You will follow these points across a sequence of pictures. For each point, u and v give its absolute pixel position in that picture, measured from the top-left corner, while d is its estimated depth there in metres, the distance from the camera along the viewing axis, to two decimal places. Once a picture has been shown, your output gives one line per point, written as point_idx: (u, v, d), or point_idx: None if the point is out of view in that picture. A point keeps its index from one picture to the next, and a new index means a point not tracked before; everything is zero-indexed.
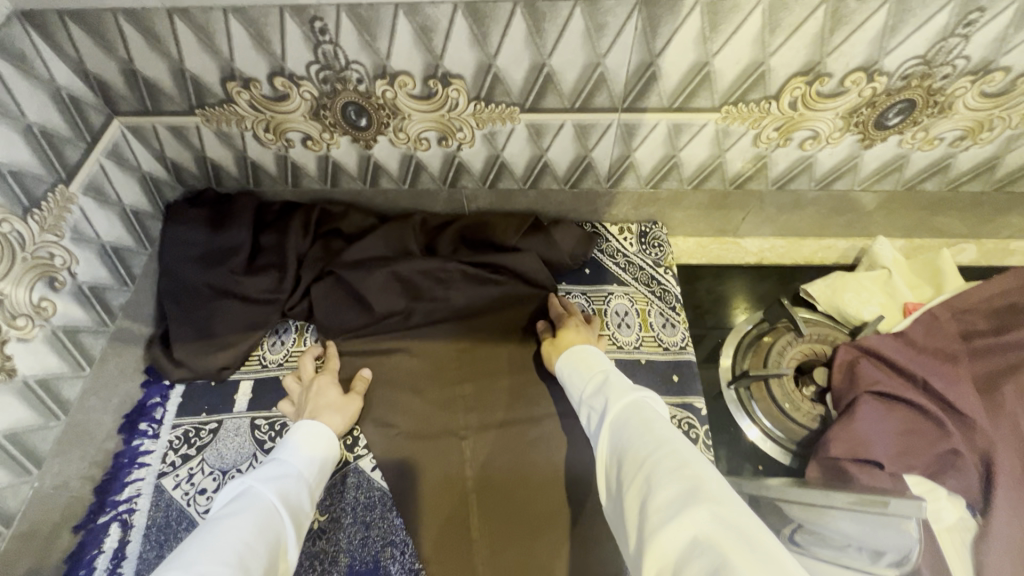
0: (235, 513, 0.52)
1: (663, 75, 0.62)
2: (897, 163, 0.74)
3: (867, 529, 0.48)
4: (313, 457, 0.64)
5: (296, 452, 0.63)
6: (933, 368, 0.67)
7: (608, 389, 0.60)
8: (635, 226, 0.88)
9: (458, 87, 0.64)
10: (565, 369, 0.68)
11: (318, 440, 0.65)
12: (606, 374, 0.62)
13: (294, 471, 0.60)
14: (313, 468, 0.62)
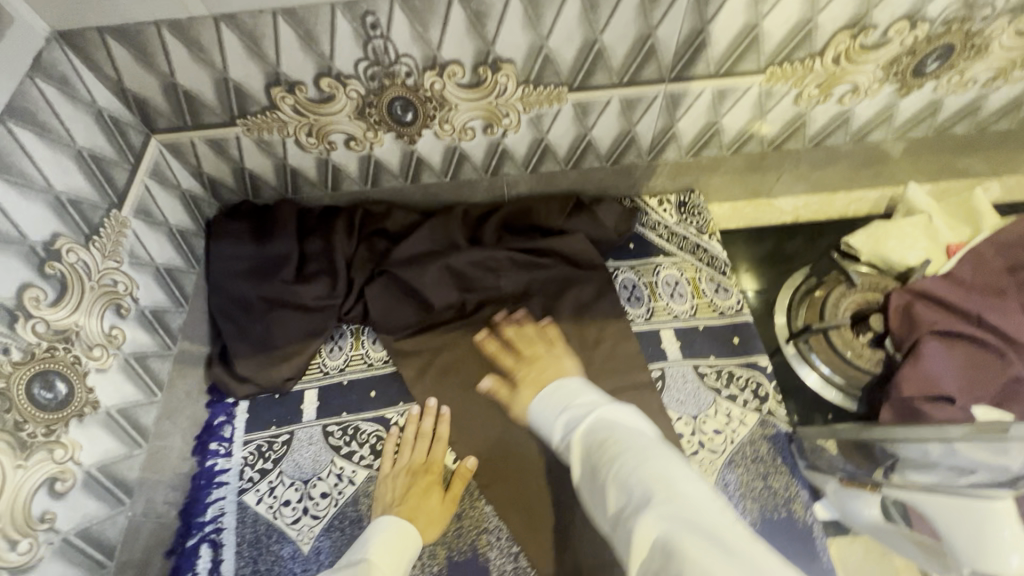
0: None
1: (713, 42, 0.62)
2: (931, 109, 0.76)
3: (969, 455, 0.50)
4: (390, 546, 0.60)
5: (373, 547, 0.59)
6: (986, 305, 0.70)
7: (576, 401, 0.54)
8: (673, 197, 0.90)
9: (508, 72, 0.64)
10: (540, 404, 0.56)
11: (396, 526, 0.62)
12: (559, 382, 0.57)
13: (372, 563, 0.57)
14: (393, 561, 0.59)
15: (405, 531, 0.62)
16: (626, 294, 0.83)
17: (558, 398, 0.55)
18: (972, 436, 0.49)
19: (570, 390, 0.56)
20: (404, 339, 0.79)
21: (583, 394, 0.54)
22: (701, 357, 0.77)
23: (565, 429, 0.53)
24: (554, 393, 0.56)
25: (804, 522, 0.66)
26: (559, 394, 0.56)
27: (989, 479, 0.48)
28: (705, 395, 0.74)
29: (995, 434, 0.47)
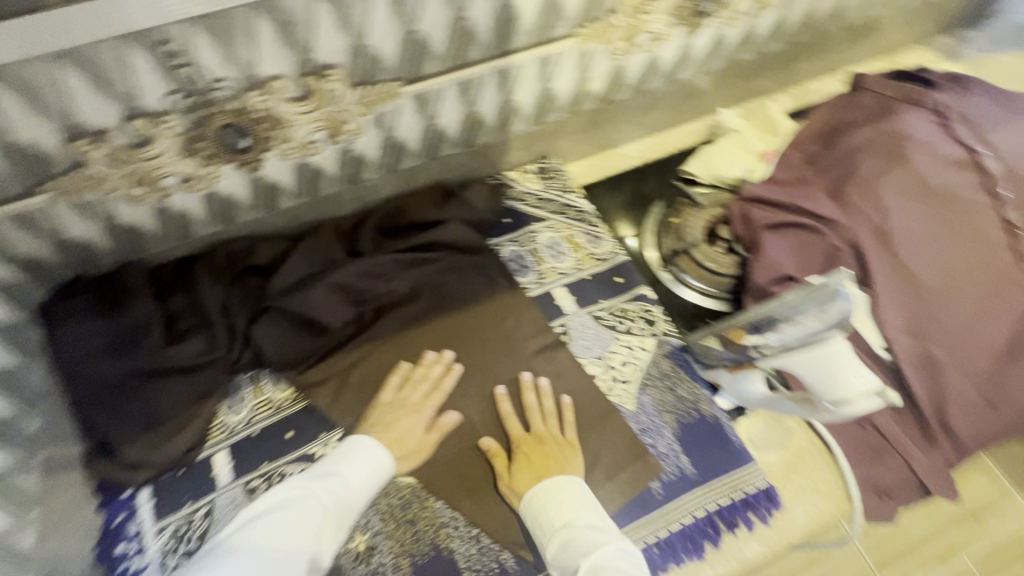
0: (281, 517, 0.60)
1: (521, 14, 0.67)
2: (717, 42, 0.88)
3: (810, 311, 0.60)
4: (363, 467, 0.67)
5: (348, 463, 0.67)
6: (801, 194, 0.83)
7: (575, 521, 0.63)
8: (531, 165, 0.95)
9: (336, 77, 0.64)
10: (533, 499, 0.66)
11: (372, 447, 0.69)
12: (573, 500, 0.65)
13: (341, 479, 0.65)
14: (364, 480, 0.66)
15: (376, 458, 0.68)
16: (514, 265, 0.87)
17: (542, 500, 0.65)
18: (810, 296, 0.59)
19: (559, 488, 0.66)
20: (308, 369, 0.76)
21: (569, 500, 0.65)
22: (593, 302, 0.83)
23: (564, 549, 0.61)
24: (539, 496, 0.66)
25: (713, 417, 0.75)
26: (552, 498, 0.65)
27: (816, 328, 0.59)
28: (605, 334, 0.81)
29: (818, 295, 0.58)
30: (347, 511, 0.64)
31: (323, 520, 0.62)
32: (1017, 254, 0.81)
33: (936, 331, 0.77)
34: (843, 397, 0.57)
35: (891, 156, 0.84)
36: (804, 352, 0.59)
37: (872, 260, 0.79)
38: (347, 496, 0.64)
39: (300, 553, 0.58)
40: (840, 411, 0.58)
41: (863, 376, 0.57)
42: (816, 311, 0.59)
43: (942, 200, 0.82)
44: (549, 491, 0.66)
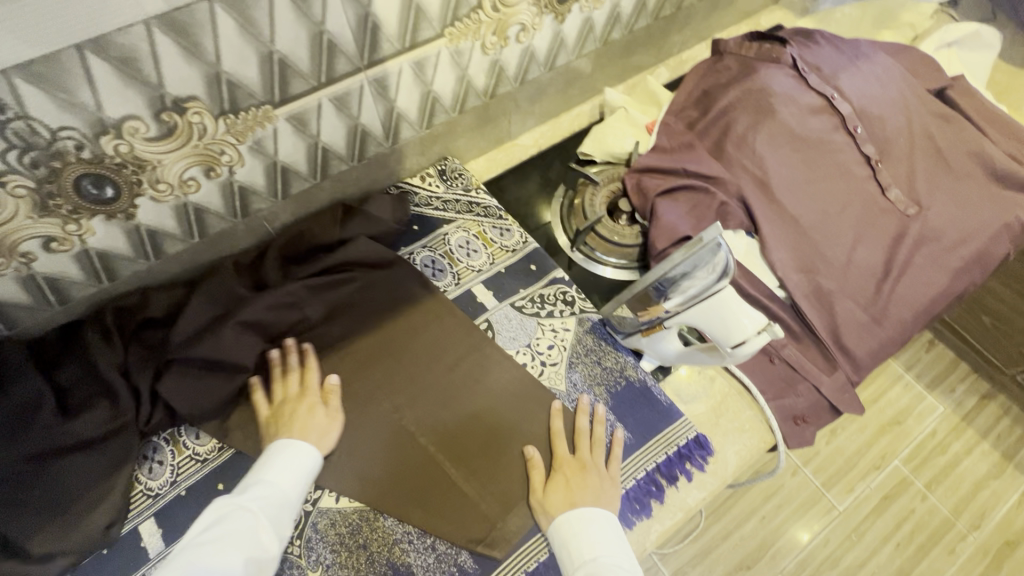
0: (216, 532, 0.61)
1: (384, 22, 0.66)
2: (587, 25, 0.91)
3: (696, 263, 0.65)
4: (289, 469, 0.67)
5: (274, 469, 0.67)
6: (686, 157, 0.88)
7: (603, 553, 0.63)
8: (431, 169, 0.94)
9: (198, 109, 0.61)
10: (563, 522, 0.66)
11: (294, 448, 0.68)
12: (605, 532, 0.65)
13: (268, 483, 0.65)
14: (291, 481, 0.66)
15: (302, 462, 0.68)
16: (429, 271, 0.86)
17: (575, 529, 0.65)
18: (691, 251, 0.65)
19: (593, 517, 0.66)
20: (229, 413, 0.74)
21: (604, 534, 0.65)
22: (513, 293, 0.85)
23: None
24: (572, 519, 0.66)
25: (640, 381, 0.79)
26: (584, 526, 0.65)
27: (710, 280, 0.63)
28: (528, 322, 0.83)
29: (704, 249, 0.64)
30: (283, 510, 0.65)
31: (256, 526, 0.62)
32: (878, 183, 0.90)
33: (822, 264, 0.84)
34: (740, 339, 0.62)
35: (759, 111, 0.90)
36: (700, 305, 0.63)
37: (757, 209, 0.85)
38: (277, 496, 0.65)
39: (236, 560, 0.59)
40: (740, 353, 0.63)
41: (750, 317, 0.61)
42: (705, 262, 0.64)
43: (808, 145, 0.90)
44: (580, 521, 0.65)
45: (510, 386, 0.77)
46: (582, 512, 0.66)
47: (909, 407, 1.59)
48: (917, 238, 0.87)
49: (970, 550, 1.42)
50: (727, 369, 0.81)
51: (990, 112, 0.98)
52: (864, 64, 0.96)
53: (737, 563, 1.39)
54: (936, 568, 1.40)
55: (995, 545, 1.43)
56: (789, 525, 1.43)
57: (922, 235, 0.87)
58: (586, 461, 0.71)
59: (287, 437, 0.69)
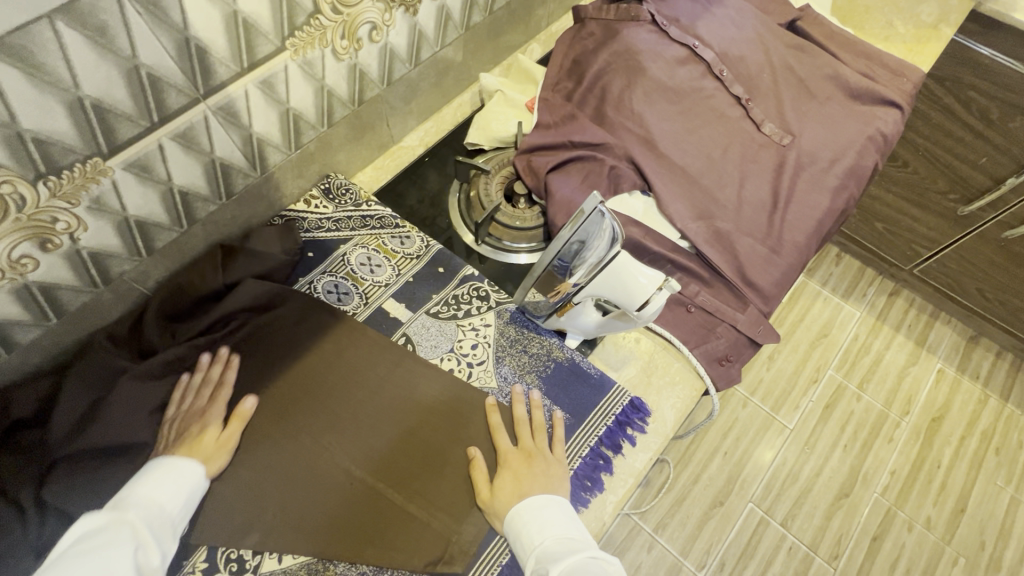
0: (81, 547, 0.53)
1: (210, 44, 0.60)
2: (444, 13, 0.88)
3: (582, 233, 0.65)
4: (168, 484, 0.63)
5: (154, 482, 0.62)
6: (570, 129, 0.88)
7: (549, 541, 0.61)
8: (315, 189, 0.89)
9: (7, 177, 0.53)
10: (513, 517, 0.65)
11: (170, 465, 0.64)
12: (552, 514, 0.64)
13: (145, 496, 0.61)
14: (173, 492, 0.62)
15: (183, 476, 0.64)
16: (334, 296, 0.82)
17: (519, 526, 0.64)
18: (572, 224, 0.65)
19: (535, 508, 0.65)
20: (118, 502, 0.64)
21: (548, 521, 0.63)
22: (426, 301, 0.82)
23: (541, 564, 0.60)
24: (515, 518, 0.64)
25: (568, 360, 0.78)
26: (532, 515, 0.64)
27: (602, 247, 0.64)
28: (448, 327, 0.80)
29: (582, 221, 0.64)
30: (164, 525, 0.60)
31: (139, 536, 0.57)
32: (752, 120, 0.94)
33: (716, 208, 0.86)
34: (644, 302, 0.63)
35: (629, 72, 0.91)
36: (601, 277, 0.64)
37: (647, 167, 0.86)
38: (156, 506, 0.60)
39: (124, 560, 0.53)
40: (647, 316, 0.64)
41: (647, 279, 0.63)
42: (592, 231, 0.65)
43: (681, 97, 0.92)
44: (527, 512, 0.64)
45: (442, 394, 0.75)
46: (521, 507, 0.64)
47: (832, 318, 1.71)
48: (796, 165, 0.91)
49: (906, 433, 1.56)
50: (650, 328, 0.82)
51: (838, 35, 1.04)
52: (718, 9, 0.99)
53: (711, 501, 1.44)
54: (881, 457, 1.52)
55: (925, 423, 1.57)
56: (751, 453, 1.51)
57: (799, 162, 0.92)
58: (529, 453, 0.70)
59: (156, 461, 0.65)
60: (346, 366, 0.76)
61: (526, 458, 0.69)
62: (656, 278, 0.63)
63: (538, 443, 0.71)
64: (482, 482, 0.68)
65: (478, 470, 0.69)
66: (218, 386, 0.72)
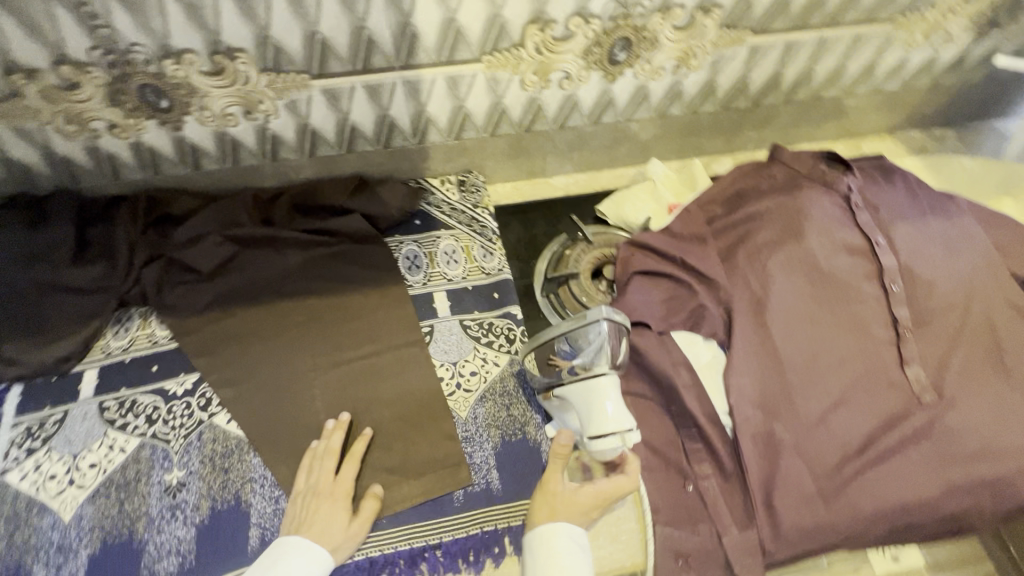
0: None
1: (422, 33, 0.73)
2: (642, 93, 0.91)
3: (588, 336, 0.71)
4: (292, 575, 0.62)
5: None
6: (687, 249, 0.84)
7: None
8: (454, 176, 1.00)
9: (245, 60, 0.72)
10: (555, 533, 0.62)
11: (301, 553, 0.63)
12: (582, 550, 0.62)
13: None
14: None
15: (303, 548, 0.64)
16: (407, 263, 0.92)
17: (550, 545, 0.61)
18: (575, 322, 0.71)
19: (576, 537, 0.62)
20: (177, 315, 0.84)
21: (577, 560, 0.61)
22: (466, 312, 0.87)
23: None
24: (551, 534, 0.62)
25: (535, 441, 0.77)
26: (572, 545, 0.62)
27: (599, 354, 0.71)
28: (466, 343, 0.84)
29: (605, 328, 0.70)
30: None
31: None
32: (898, 353, 0.78)
33: (785, 410, 0.75)
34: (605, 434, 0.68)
35: (784, 231, 0.83)
36: (583, 387, 0.70)
37: (736, 326, 0.78)
38: None
39: None
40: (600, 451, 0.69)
41: (622, 423, 0.69)
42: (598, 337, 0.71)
43: (827, 284, 0.81)
44: (564, 538, 0.62)
45: (418, 389, 0.80)
46: (561, 529, 0.62)
47: None
48: (922, 432, 0.73)
49: None
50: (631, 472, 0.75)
51: None
52: (935, 223, 0.85)
53: None
54: None
55: None
56: None
57: (929, 432, 0.73)
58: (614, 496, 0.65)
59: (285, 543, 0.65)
60: (372, 319, 0.86)
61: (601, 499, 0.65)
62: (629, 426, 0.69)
63: (622, 496, 0.66)
64: (357, 456, 0.73)
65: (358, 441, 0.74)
66: (196, 310, 0.84)
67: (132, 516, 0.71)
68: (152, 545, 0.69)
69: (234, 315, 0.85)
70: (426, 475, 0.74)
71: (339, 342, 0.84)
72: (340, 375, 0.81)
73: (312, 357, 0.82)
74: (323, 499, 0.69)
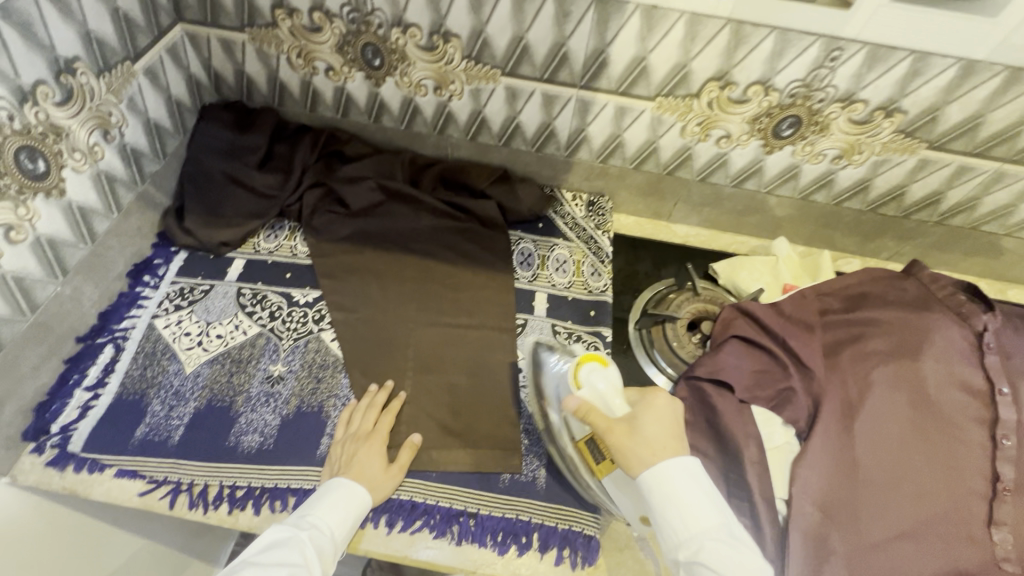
0: (277, 556, 0.63)
1: (612, 62, 0.80)
2: (793, 171, 0.92)
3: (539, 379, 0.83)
4: (340, 505, 0.69)
5: (325, 506, 0.68)
6: (792, 331, 0.84)
7: (691, 513, 0.61)
8: (585, 195, 1.06)
9: (455, 45, 0.83)
10: (663, 473, 0.63)
11: (345, 490, 0.70)
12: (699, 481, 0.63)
13: (318, 515, 0.67)
14: (342, 518, 0.68)
15: (352, 494, 0.70)
16: (520, 259, 0.99)
17: (667, 487, 0.62)
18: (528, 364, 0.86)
19: (683, 469, 0.63)
20: (319, 238, 0.95)
21: (694, 492, 0.62)
22: (561, 319, 0.92)
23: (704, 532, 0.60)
24: (661, 476, 0.62)
25: None
26: (685, 482, 0.62)
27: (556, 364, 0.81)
28: (552, 346, 0.89)
29: (551, 347, 0.85)
30: (328, 544, 0.66)
31: (304, 555, 0.64)
32: (988, 509, 0.73)
33: (847, 520, 0.72)
34: (599, 390, 0.70)
35: (899, 346, 0.82)
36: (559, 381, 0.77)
37: (821, 420, 0.77)
38: (327, 525, 0.67)
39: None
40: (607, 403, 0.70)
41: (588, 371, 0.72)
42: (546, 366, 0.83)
43: (931, 414, 0.77)
44: (673, 472, 0.63)
45: (498, 371, 0.85)
46: (668, 469, 0.62)
47: None
48: None
49: None
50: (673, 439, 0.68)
51: None
52: None
53: None
54: None
55: None
56: None
57: None
58: (671, 419, 0.68)
59: (331, 480, 0.72)
60: (477, 297, 0.93)
61: (667, 422, 0.68)
62: (610, 369, 0.72)
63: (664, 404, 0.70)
64: (394, 409, 0.80)
65: (394, 400, 0.81)
66: (336, 239, 0.96)
67: (235, 390, 0.81)
68: (244, 420, 0.79)
69: (363, 254, 0.95)
70: (481, 450, 0.79)
71: (442, 306, 0.91)
72: (434, 335, 0.88)
73: (416, 311, 0.90)
74: (361, 445, 0.76)
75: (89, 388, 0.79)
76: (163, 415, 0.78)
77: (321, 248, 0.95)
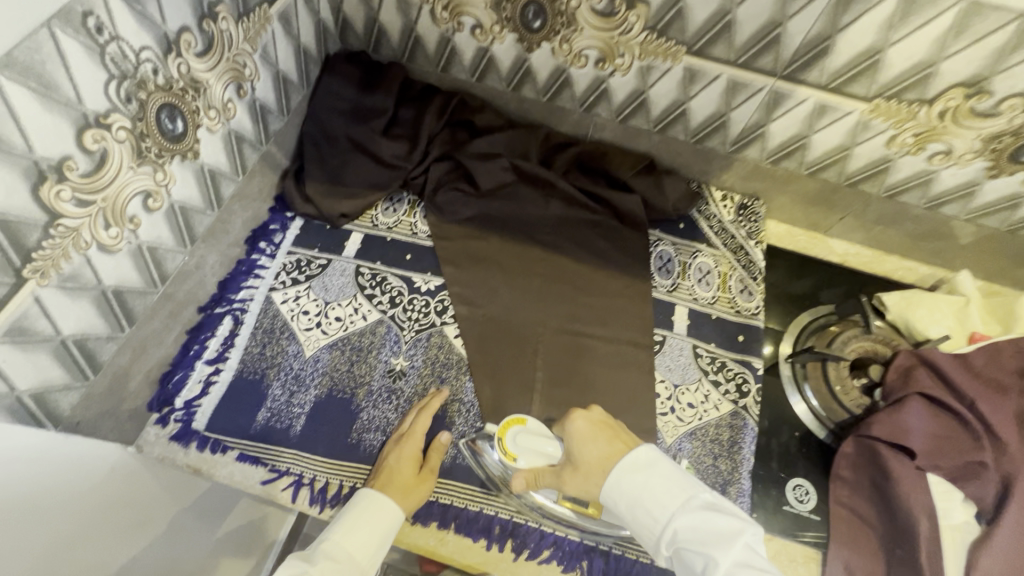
0: None
1: (835, 52, 0.66)
2: (1013, 200, 0.77)
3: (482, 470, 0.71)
4: (362, 525, 0.63)
5: (340, 530, 0.62)
6: (984, 392, 0.71)
7: (652, 506, 0.52)
8: (738, 197, 0.93)
9: (639, 13, 0.70)
10: (618, 484, 0.54)
11: (368, 508, 0.63)
12: (653, 472, 0.54)
13: (332, 542, 0.62)
14: (364, 542, 0.62)
15: (378, 508, 0.63)
16: (659, 263, 0.88)
17: (621, 490, 0.54)
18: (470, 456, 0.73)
19: (634, 463, 0.54)
20: (441, 218, 0.87)
21: (648, 483, 0.53)
22: (703, 340, 0.82)
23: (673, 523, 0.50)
24: (616, 481, 0.54)
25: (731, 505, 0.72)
26: (637, 477, 0.53)
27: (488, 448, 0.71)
28: (692, 371, 0.80)
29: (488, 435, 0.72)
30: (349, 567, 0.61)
31: None
32: None
33: None
34: (529, 448, 0.67)
35: None
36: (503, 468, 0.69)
37: (1016, 500, 0.65)
38: (343, 549, 0.61)
39: None
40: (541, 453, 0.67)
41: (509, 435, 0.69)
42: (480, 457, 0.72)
43: None
44: (625, 474, 0.54)
45: (633, 393, 0.77)
46: (618, 474, 0.54)
47: None
48: None
49: None
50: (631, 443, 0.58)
51: None
52: None
53: None
54: None
55: None
56: None
57: None
58: (592, 429, 0.59)
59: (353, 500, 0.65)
60: (612, 304, 0.84)
61: (595, 431, 0.59)
62: (531, 424, 0.69)
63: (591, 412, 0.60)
64: (432, 409, 0.73)
65: (435, 399, 0.74)
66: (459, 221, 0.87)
67: (356, 381, 0.76)
68: (365, 416, 0.74)
69: (488, 241, 0.86)
70: None
71: (572, 311, 0.83)
72: (563, 344, 0.80)
73: (543, 313, 0.82)
74: (394, 450, 0.70)
75: (210, 362, 0.75)
76: (283, 400, 0.74)
77: (443, 230, 0.86)
